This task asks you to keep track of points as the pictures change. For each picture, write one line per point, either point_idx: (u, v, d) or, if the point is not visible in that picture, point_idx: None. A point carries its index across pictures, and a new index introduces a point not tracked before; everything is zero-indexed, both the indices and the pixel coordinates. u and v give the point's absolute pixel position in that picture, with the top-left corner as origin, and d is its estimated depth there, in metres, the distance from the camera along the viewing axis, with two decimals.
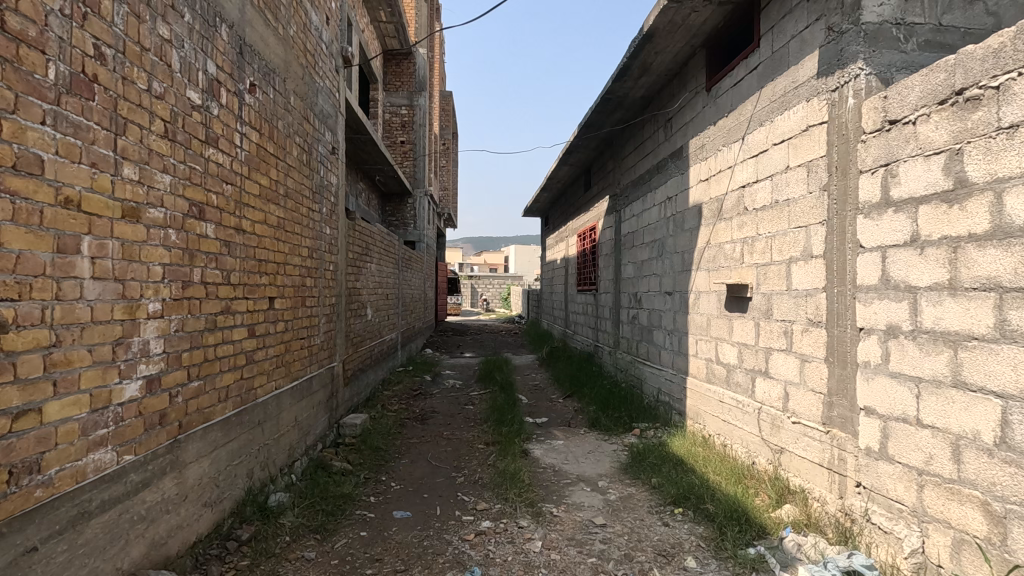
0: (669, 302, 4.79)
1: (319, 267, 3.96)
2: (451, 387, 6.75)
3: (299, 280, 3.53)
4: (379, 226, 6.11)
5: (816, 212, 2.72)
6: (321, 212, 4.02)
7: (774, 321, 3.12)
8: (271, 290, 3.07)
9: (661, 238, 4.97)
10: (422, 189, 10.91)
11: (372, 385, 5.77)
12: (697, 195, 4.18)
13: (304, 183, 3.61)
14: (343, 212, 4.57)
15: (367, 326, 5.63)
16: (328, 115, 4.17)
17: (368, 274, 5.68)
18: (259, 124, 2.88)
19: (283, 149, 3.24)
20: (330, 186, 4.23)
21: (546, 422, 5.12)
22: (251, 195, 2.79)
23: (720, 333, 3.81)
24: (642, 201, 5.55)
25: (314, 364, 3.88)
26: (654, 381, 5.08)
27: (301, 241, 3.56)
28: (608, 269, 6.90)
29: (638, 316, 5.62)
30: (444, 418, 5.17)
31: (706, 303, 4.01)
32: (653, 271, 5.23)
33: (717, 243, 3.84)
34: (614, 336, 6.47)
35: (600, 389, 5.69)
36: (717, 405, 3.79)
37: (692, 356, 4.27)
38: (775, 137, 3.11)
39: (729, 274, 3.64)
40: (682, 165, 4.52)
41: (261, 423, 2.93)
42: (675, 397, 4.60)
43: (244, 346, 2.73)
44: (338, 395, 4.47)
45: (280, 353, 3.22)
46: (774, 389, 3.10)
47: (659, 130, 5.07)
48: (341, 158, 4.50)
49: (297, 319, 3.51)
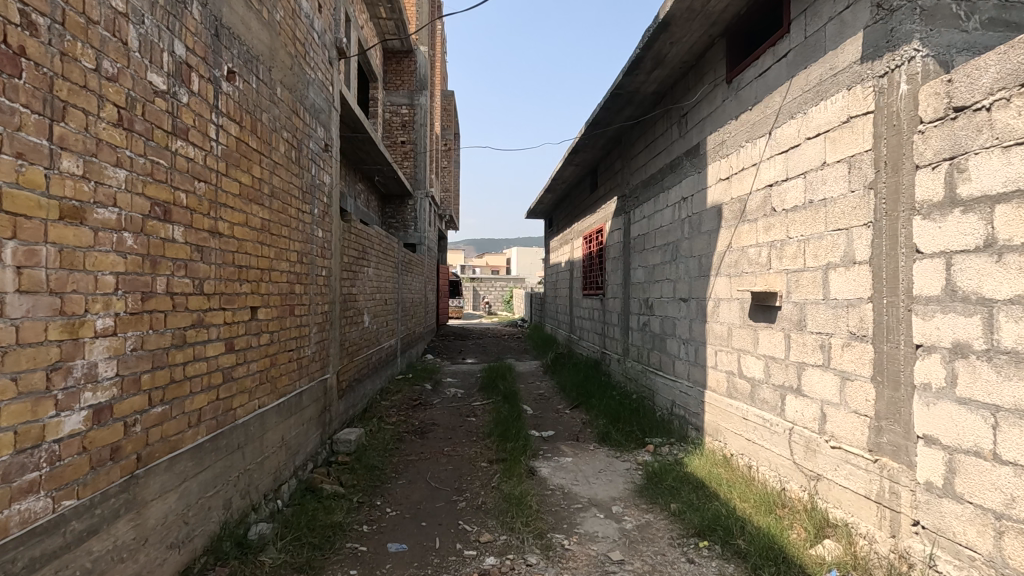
0: (684, 310, 4.50)
1: (310, 273, 3.67)
2: (453, 396, 6.46)
3: (286, 287, 3.24)
4: (376, 228, 5.83)
5: (860, 214, 2.44)
6: (313, 213, 3.74)
7: (808, 333, 2.83)
8: (253, 299, 2.78)
9: (675, 241, 4.68)
10: (422, 191, 10.65)
11: (368, 396, 5.47)
12: (717, 195, 3.89)
13: (293, 182, 3.33)
14: (337, 214, 4.29)
15: (364, 334, 5.35)
16: (320, 110, 3.88)
17: (365, 278, 5.40)
18: (239, 116, 2.61)
19: (267, 144, 2.96)
20: (322, 185, 3.95)
21: (552, 436, 4.82)
22: (228, 194, 2.50)
23: (743, 345, 3.52)
24: (654, 201, 5.26)
25: (304, 378, 3.60)
26: (667, 392, 4.79)
27: (289, 244, 3.27)
28: (615, 273, 6.61)
29: (649, 322, 5.33)
30: (444, 432, 4.89)
31: (727, 311, 3.73)
32: (666, 276, 4.93)
33: (739, 247, 3.55)
34: (623, 344, 6.17)
35: (608, 400, 5.39)
36: (740, 422, 3.50)
37: (711, 368, 3.98)
38: (809, 130, 2.82)
39: (755, 281, 3.35)
40: (698, 163, 4.24)
41: (241, 447, 2.64)
42: (691, 411, 4.30)
43: (221, 362, 2.45)
44: (331, 409, 4.18)
45: (264, 367, 2.93)
46: (808, 408, 2.81)
47: (673, 126, 4.79)
48: (334, 156, 4.22)
49: (284, 330, 3.22)
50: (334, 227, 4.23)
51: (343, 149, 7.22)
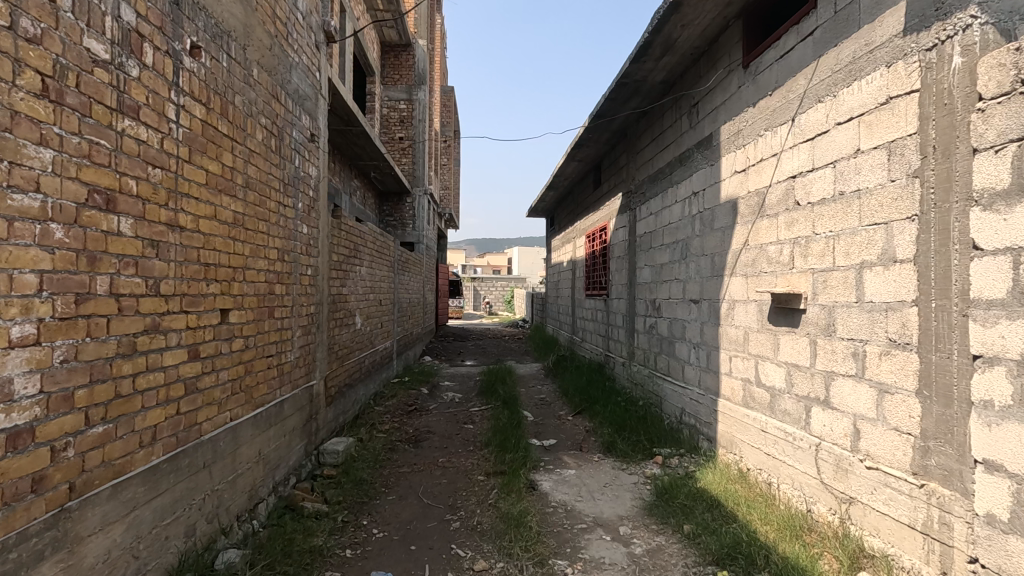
0: (695, 312, 4.22)
1: (293, 272, 3.40)
2: (450, 401, 6.19)
3: (264, 288, 2.97)
4: (370, 225, 5.56)
5: (901, 206, 2.16)
6: (296, 207, 3.46)
7: (837, 339, 2.55)
8: (223, 301, 2.51)
9: (685, 239, 4.41)
10: (420, 188, 10.36)
11: (360, 402, 5.21)
12: (732, 188, 3.62)
13: (271, 172, 3.06)
14: (325, 209, 4.02)
15: (356, 336, 5.07)
16: (305, 96, 3.61)
17: (358, 278, 5.13)
18: (206, 96, 2.33)
19: (241, 130, 2.69)
20: (307, 177, 3.68)
21: (553, 445, 4.56)
22: (191, 183, 2.23)
23: (761, 351, 3.24)
24: (661, 197, 4.99)
25: (286, 385, 3.33)
26: (676, 399, 4.51)
27: (267, 241, 3.00)
28: (620, 272, 6.34)
29: (657, 325, 5.06)
30: (440, 440, 4.61)
31: (743, 315, 3.45)
32: (674, 276, 4.66)
33: (758, 245, 3.28)
34: (628, 347, 5.90)
35: (613, 406, 5.12)
36: (758, 434, 3.22)
37: (725, 375, 3.71)
38: (840, 114, 2.54)
39: (775, 282, 3.08)
40: (711, 155, 3.96)
41: (209, 466, 2.37)
42: (703, 420, 4.03)
43: (183, 372, 2.18)
44: (318, 418, 3.91)
45: (237, 376, 2.66)
46: (838, 422, 2.53)
47: (682, 117, 4.51)
48: (321, 147, 3.95)
49: (261, 335, 2.95)
50: (321, 223, 3.95)
51: (337, 144, 6.96)
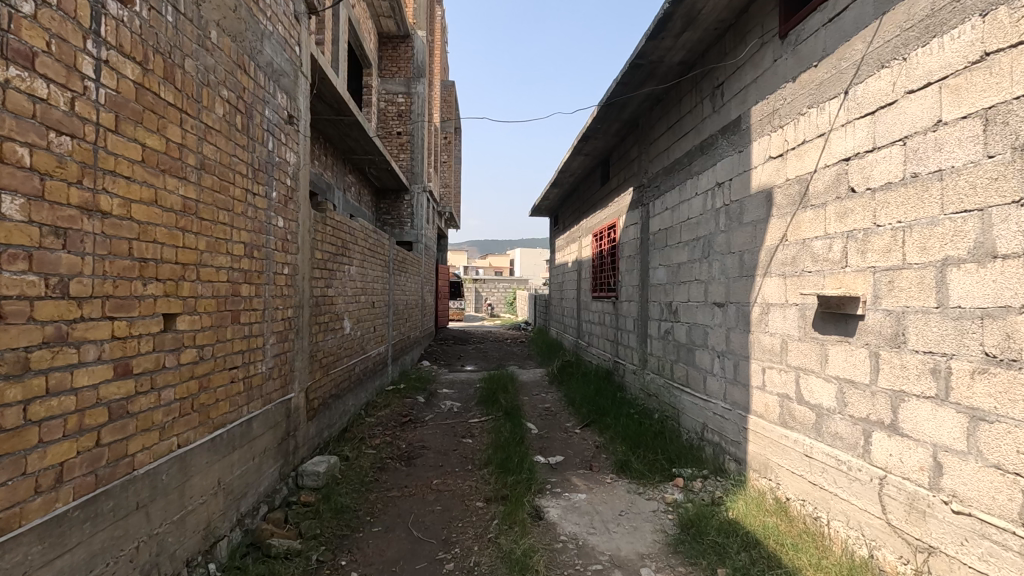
0: (719, 317, 3.79)
1: (264, 271, 2.97)
2: (448, 411, 5.75)
3: (226, 288, 2.54)
4: (360, 222, 5.12)
5: (1005, 188, 1.75)
6: (269, 196, 3.03)
7: (908, 352, 2.11)
8: (168, 304, 2.08)
9: (708, 235, 3.98)
10: (419, 184, 9.91)
11: (349, 413, 4.77)
12: (765, 177, 3.19)
13: (236, 155, 2.63)
14: (305, 201, 3.58)
15: (343, 342, 4.64)
16: (282, 72, 3.18)
17: (347, 278, 4.70)
18: (142, 53, 1.91)
19: (194, 100, 2.25)
20: (284, 164, 3.25)
21: (560, 464, 4.12)
22: (120, 159, 1.81)
23: (803, 363, 2.81)
24: (679, 190, 4.56)
25: (256, 400, 2.90)
26: (697, 414, 4.08)
27: (230, 234, 2.57)
28: (631, 273, 5.90)
29: (673, 330, 4.62)
30: (435, 458, 4.18)
31: (780, 320, 3.02)
32: (694, 277, 4.22)
33: (799, 240, 2.85)
34: (640, 353, 5.46)
35: (625, 419, 4.68)
36: (799, 460, 2.79)
37: (757, 390, 3.27)
38: (913, 80, 2.11)
39: (822, 283, 2.65)
40: (739, 141, 3.53)
41: (146, 506, 1.95)
42: (729, 439, 3.59)
43: (108, 393, 1.76)
44: (296, 435, 3.48)
45: (188, 394, 2.23)
46: (910, 453, 2.10)
47: (704, 100, 4.09)
48: (301, 131, 3.51)
49: (223, 343, 2.52)
50: (301, 216, 3.52)
51: (329, 136, 6.55)
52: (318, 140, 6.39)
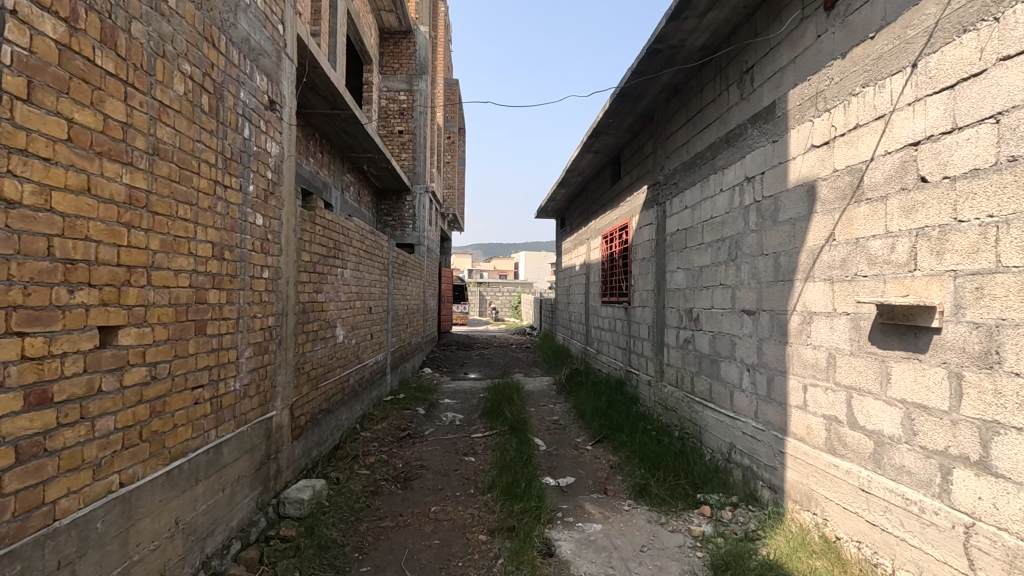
0: (749, 326, 3.41)
1: (238, 275, 2.61)
2: (449, 424, 5.38)
3: (188, 294, 2.18)
4: (355, 223, 4.77)
5: None
6: (244, 190, 2.68)
7: (1005, 374, 1.75)
8: (106, 315, 1.72)
9: (735, 235, 3.61)
10: (421, 184, 9.55)
11: (341, 428, 4.41)
12: (807, 169, 2.81)
13: (201, 141, 2.27)
14: (290, 197, 3.22)
15: (335, 353, 4.27)
16: (260, 50, 2.83)
17: (340, 281, 4.35)
18: (69, 8, 1.55)
19: (144, 72, 1.90)
20: (263, 154, 2.89)
21: (571, 488, 3.73)
22: (35, 136, 1.45)
23: (856, 382, 2.43)
24: (701, 187, 4.18)
25: (227, 423, 2.54)
26: (723, 433, 3.70)
27: (192, 232, 2.21)
28: (645, 277, 5.52)
29: (695, 339, 4.24)
30: (434, 481, 3.81)
31: (826, 332, 2.64)
32: (718, 281, 3.85)
33: (850, 240, 2.47)
34: (656, 363, 5.07)
35: (642, 436, 4.30)
36: (853, 495, 2.41)
37: (796, 410, 2.88)
38: (1009, 43, 1.76)
39: (882, 289, 2.27)
40: (773, 130, 3.16)
41: (72, 564, 1.59)
42: (762, 463, 3.20)
43: (16, 429, 1.41)
44: (277, 457, 3.11)
45: (135, 421, 1.87)
46: (1009, 499, 1.74)
47: (730, 87, 3.72)
48: (285, 118, 3.16)
49: (184, 359, 2.17)
50: (284, 213, 3.16)
51: (325, 132, 6.21)
52: (313, 137, 6.06)
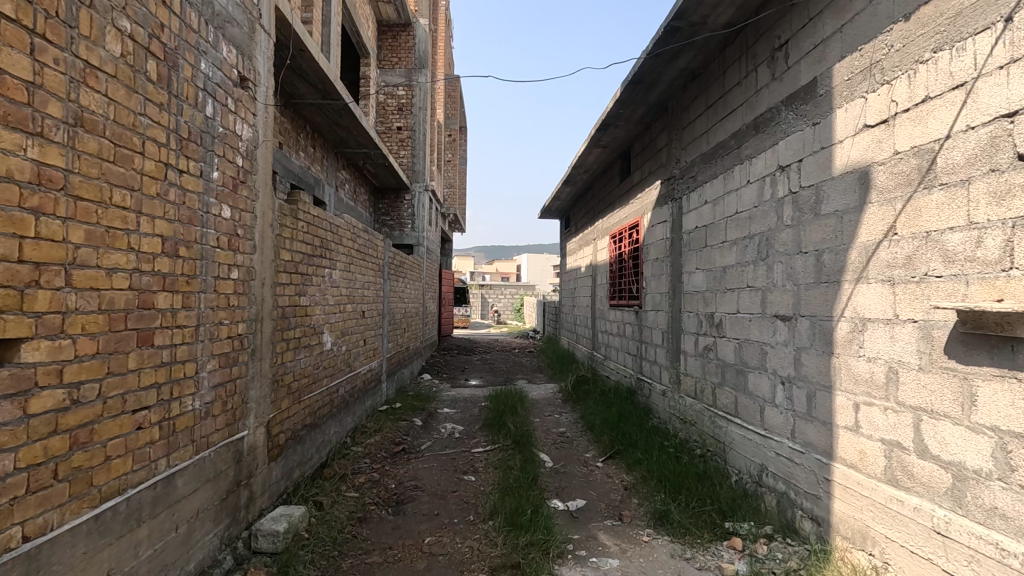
0: (783, 333, 3.02)
1: (199, 275, 2.24)
2: (448, 436, 5.00)
3: (127, 298, 1.81)
4: (346, 220, 4.40)
5: None
6: (206, 177, 2.30)
7: None
8: (1, 326, 1.36)
9: (767, 231, 3.22)
10: (420, 183, 9.19)
11: (328, 444, 4.03)
12: (859, 153, 2.43)
13: (146, 114, 1.90)
14: (265, 188, 2.85)
15: (322, 361, 3.89)
16: (227, 16, 2.46)
17: (328, 283, 3.98)
18: None
19: (60, 23, 1.52)
20: (231, 137, 2.52)
21: (582, 513, 3.35)
22: None
23: (927, 402, 2.05)
24: (725, 179, 3.80)
25: (182, 449, 2.15)
26: (752, 452, 3.31)
27: (134, 223, 1.84)
28: (658, 278, 5.13)
29: (718, 347, 3.85)
30: (430, 504, 3.43)
31: (884, 342, 2.26)
32: (745, 282, 3.46)
33: (917, 234, 2.10)
34: (671, 372, 4.69)
35: (660, 454, 3.91)
36: (925, 538, 2.03)
37: (845, 431, 2.50)
38: None
39: (964, 294, 1.90)
40: (814, 111, 2.78)
41: None
42: (801, 489, 2.82)
43: None
44: (250, 483, 2.73)
45: (46, 458, 1.50)
46: None
47: (759, 66, 3.34)
48: (259, 98, 2.79)
49: (122, 376, 1.79)
50: (257, 205, 2.78)
51: (316, 125, 5.85)
52: (304, 130, 5.70)
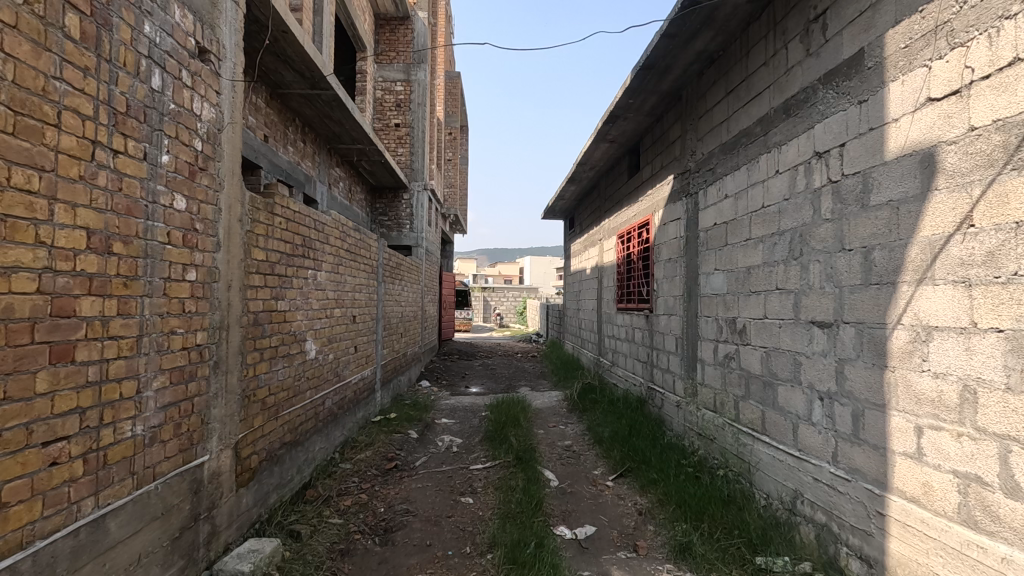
0: (821, 342, 2.66)
1: (142, 275, 1.90)
2: (445, 451, 4.64)
3: (33, 304, 1.46)
4: (333, 218, 4.04)
5: None
6: (153, 161, 1.95)
7: None
8: None
9: (800, 227, 2.86)
10: (419, 182, 8.85)
11: (312, 462, 3.67)
12: (922, 131, 2.07)
13: (65, 80, 1.56)
14: (230, 177, 2.49)
15: (304, 373, 3.53)
16: None
17: (311, 285, 3.62)
18: None
19: None
20: (187, 116, 2.16)
21: (592, 543, 2.98)
22: None
23: (1018, 430, 1.70)
24: (749, 170, 3.43)
25: (117, 485, 1.80)
26: (784, 475, 2.93)
27: (45, 212, 1.50)
28: (671, 281, 4.76)
29: (741, 356, 3.48)
30: (422, 533, 3.06)
31: (957, 355, 1.90)
32: (774, 284, 3.09)
33: (1004, 226, 1.74)
34: (687, 383, 4.32)
35: (677, 475, 3.54)
36: None
37: (904, 459, 2.13)
38: None
39: None
40: (860, 87, 2.42)
41: None
42: (845, 522, 2.45)
43: None
44: (211, 516, 2.37)
45: None
46: None
47: (791, 42, 2.99)
48: (224, 74, 2.43)
49: (24, 402, 1.44)
50: (220, 196, 2.42)
51: (307, 118, 5.52)
52: (292, 122, 5.36)
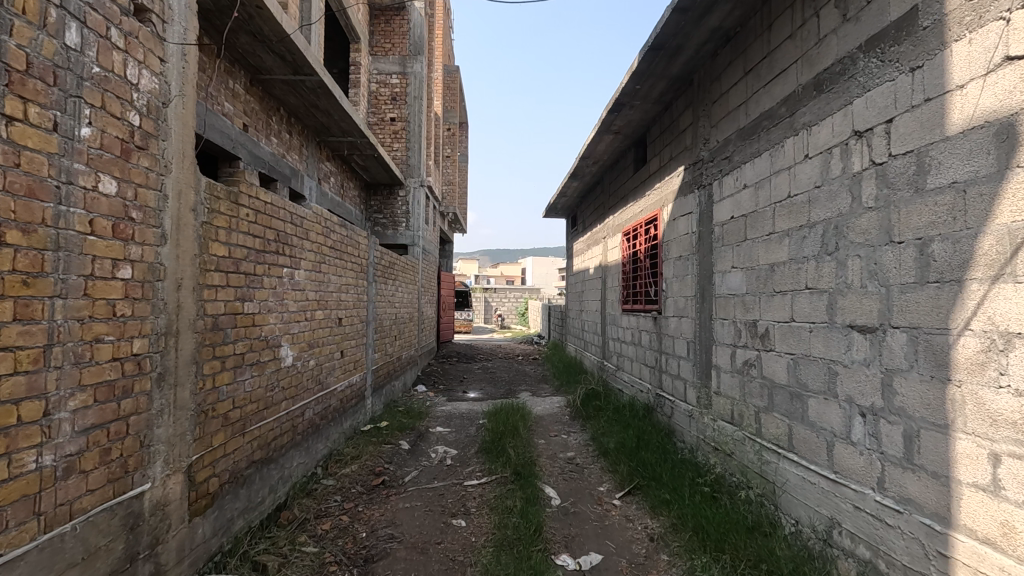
0: (863, 349, 2.30)
1: (52, 273, 1.56)
2: (437, 464, 4.30)
3: None
4: (312, 212, 3.70)
5: None
6: (68, 133, 1.62)
7: None
8: None
9: (834, 217, 2.51)
10: (415, 178, 8.52)
11: (288, 479, 3.33)
12: (999, 97, 1.71)
13: None
14: (179, 160, 2.14)
15: (279, 382, 3.19)
16: None
17: (287, 285, 3.28)
18: None
19: None
20: (119, 83, 1.83)
21: None
22: None
23: None
24: (772, 155, 3.08)
25: (14, 531, 1.47)
26: (818, 500, 2.57)
27: None
28: (682, 280, 4.40)
29: (763, 363, 3.12)
30: (406, 563, 2.71)
31: None
32: (804, 282, 2.73)
33: None
34: (700, 391, 3.96)
35: (693, 497, 3.18)
36: None
37: (973, 492, 1.78)
38: None
39: None
40: (911, 52, 2.08)
41: None
42: (896, 560, 2.09)
43: None
44: (155, 553, 2.04)
45: None
46: None
47: (822, 9, 2.64)
48: (171, 39, 2.09)
49: None
50: (166, 180, 2.08)
51: (292, 108, 5.19)
52: (276, 112, 5.03)
